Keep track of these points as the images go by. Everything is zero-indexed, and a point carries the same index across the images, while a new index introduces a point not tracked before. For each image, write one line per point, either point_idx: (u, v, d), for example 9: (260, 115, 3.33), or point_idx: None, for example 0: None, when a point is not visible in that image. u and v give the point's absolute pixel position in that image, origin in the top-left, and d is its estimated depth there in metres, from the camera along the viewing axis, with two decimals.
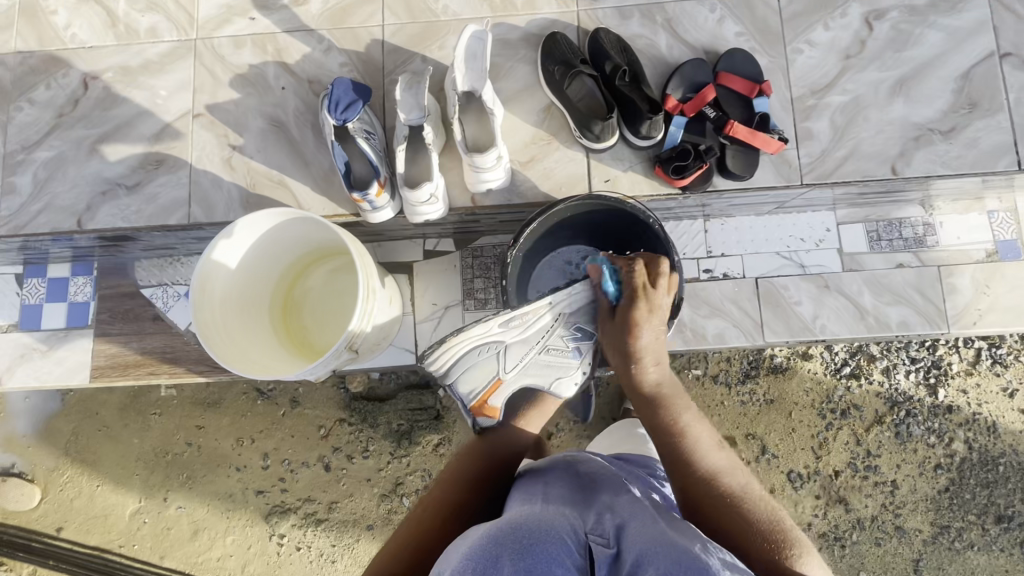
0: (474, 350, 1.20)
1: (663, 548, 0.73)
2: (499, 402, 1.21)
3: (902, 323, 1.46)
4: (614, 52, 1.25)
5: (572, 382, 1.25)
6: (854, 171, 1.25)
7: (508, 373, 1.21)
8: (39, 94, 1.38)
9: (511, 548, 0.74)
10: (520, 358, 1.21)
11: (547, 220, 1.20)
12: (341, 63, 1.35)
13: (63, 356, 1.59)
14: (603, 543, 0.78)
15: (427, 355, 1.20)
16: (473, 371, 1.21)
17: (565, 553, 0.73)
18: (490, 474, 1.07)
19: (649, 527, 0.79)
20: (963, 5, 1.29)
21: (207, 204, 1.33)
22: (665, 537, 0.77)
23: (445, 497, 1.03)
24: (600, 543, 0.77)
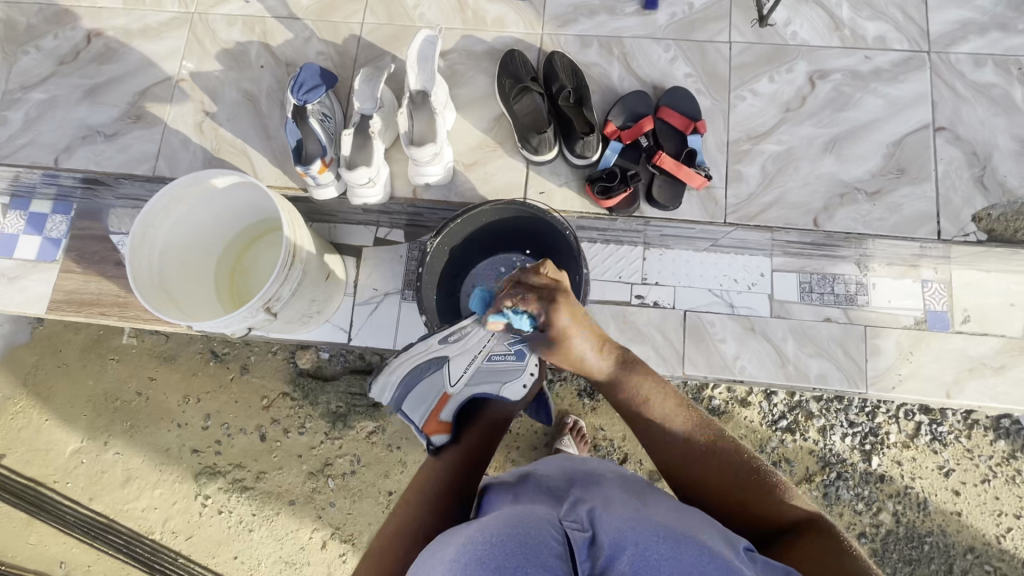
0: (417, 368, 1.24)
1: (642, 526, 0.72)
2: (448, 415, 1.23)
3: (821, 376, 1.47)
4: (564, 75, 1.34)
5: (521, 384, 1.28)
6: (778, 216, 1.29)
7: (454, 387, 1.25)
8: (47, 42, 1.51)
9: (499, 539, 0.68)
10: (464, 372, 1.25)
11: (476, 216, 1.26)
12: (319, 52, 1.46)
13: (27, 285, 1.69)
14: (580, 528, 0.74)
15: (376, 379, 1.28)
16: (424, 387, 1.25)
17: (551, 540, 0.68)
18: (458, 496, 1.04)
19: (625, 509, 0.78)
20: (905, 77, 1.35)
21: (173, 161, 1.43)
22: (645, 517, 0.75)
23: (411, 519, 1.02)
24: (577, 527, 0.74)
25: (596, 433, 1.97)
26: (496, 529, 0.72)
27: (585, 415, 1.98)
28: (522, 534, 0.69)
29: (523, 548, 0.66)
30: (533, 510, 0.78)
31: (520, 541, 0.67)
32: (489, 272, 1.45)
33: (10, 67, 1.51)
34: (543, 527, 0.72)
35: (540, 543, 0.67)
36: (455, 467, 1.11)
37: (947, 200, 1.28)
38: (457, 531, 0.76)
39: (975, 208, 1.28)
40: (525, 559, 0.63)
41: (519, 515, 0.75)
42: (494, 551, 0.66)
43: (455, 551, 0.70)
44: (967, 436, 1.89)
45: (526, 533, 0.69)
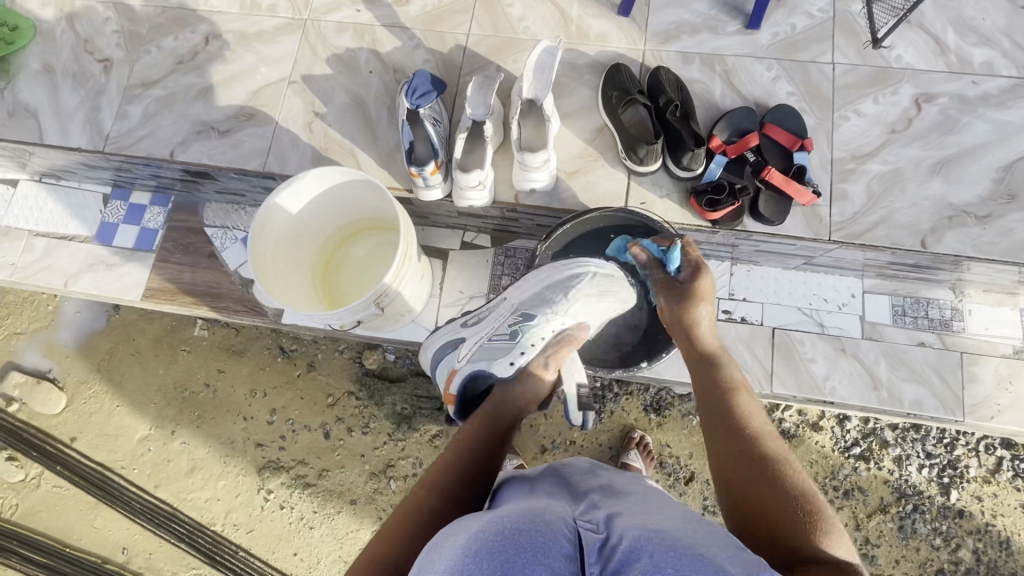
0: (444, 346, 1.31)
1: (663, 539, 0.67)
2: (451, 390, 1.19)
3: (915, 402, 1.44)
4: (671, 89, 1.36)
5: (510, 363, 1.13)
6: (885, 236, 1.29)
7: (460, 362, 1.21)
8: (167, 43, 1.60)
9: (510, 533, 0.67)
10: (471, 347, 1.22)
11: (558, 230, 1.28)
12: (425, 60, 1.51)
13: (124, 273, 1.75)
14: (592, 530, 0.72)
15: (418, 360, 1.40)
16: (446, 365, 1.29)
17: (558, 540, 0.66)
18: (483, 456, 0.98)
19: (645, 518, 0.75)
20: (1013, 103, 1.34)
21: (282, 158, 1.48)
22: (663, 527, 0.72)
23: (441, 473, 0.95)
24: (592, 530, 0.72)
25: (661, 449, 1.95)
26: (511, 521, 0.70)
27: (651, 431, 1.96)
28: (534, 533, 0.66)
29: (533, 548, 0.64)
30: (550, 508, 0.77)
31: (528, 540, 0.65)
32: None
33: (131, 65, 1.59)
34: (554, 526, 0.70)
35: (551, 545, 0.65)
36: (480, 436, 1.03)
37: None
38: (471, 518, 0.74)
39: None
40: (532, 555, 0.62)
41: (534, 512, 0.74)
42: (503, 546, 0.64)
43: (465, 538, 0.69)
44: None
45: (538, 529, 0.68)
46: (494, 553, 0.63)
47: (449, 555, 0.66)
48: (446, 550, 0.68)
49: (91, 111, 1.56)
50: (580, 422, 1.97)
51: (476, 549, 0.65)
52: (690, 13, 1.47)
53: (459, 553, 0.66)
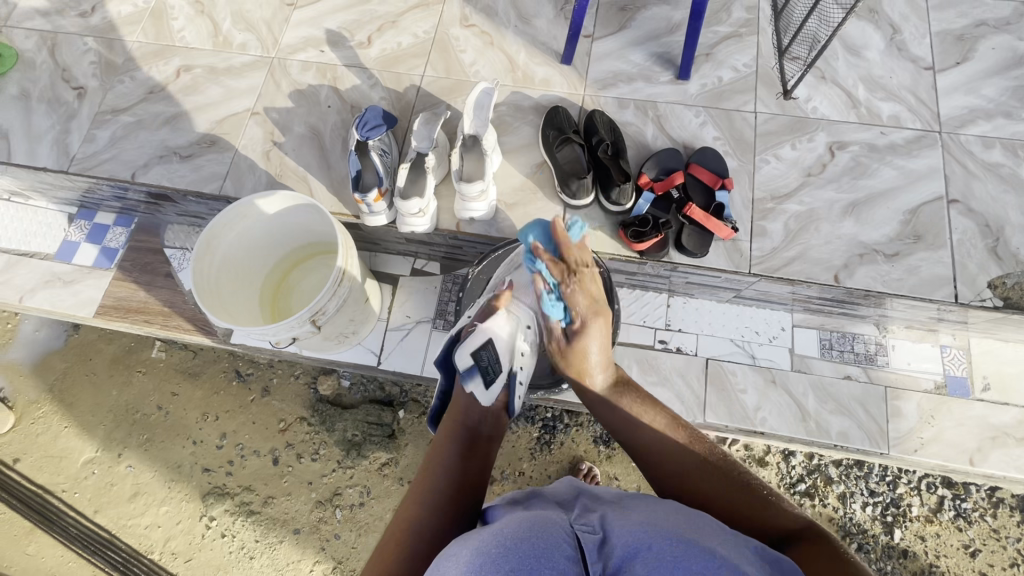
0: None
1: (654, 531, 0.73)
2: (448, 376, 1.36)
3: (842, 434, 1.48)
4: (604, 130, 1.46)
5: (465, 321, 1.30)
6: (801, 271, 1.36)
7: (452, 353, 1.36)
8: (140, 74, 1.70)
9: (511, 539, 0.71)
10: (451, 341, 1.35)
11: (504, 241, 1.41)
12: (381, 97, 1.62)
13: (79, 290, 1.78)
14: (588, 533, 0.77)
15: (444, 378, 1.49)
16: None
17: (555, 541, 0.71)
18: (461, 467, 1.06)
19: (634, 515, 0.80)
20: (919, 152, 1.45)
21: (239, 183, 1.55)
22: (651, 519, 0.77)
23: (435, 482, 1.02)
24: (589, 532, 0.77)
25: (609, 482, 1.95)
26: (512, 530, 0.74)
27: (600, 463, 1.96)
28: (536, 539, 0.71)
29: (538, 552, 0.68)
30: (548, 516, 0.81)
31: (532, 543, 0.70)
32: None
33: (104, 92, 1.69)
34: (553, 532, 0.74)
35: (553, 550, 0.69)
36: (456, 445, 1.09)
37: (963, 266, 1.35)
38: (472, 533, 0.77)
39: (990, 276, 1.34)
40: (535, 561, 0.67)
41: (533, 520, 0.77)
42: (508, 551, 0.69)
43: (471, 550, 0.72)
44: (993, 515, 1.84)
45: (538, 537, 0.72)
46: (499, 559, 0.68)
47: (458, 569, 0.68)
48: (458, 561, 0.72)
49: (61, 134, 1.64)
50: (529, 452, 1.98)
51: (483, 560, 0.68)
52: (626, 64, 1.60)
53: (469, 562, 0.68)
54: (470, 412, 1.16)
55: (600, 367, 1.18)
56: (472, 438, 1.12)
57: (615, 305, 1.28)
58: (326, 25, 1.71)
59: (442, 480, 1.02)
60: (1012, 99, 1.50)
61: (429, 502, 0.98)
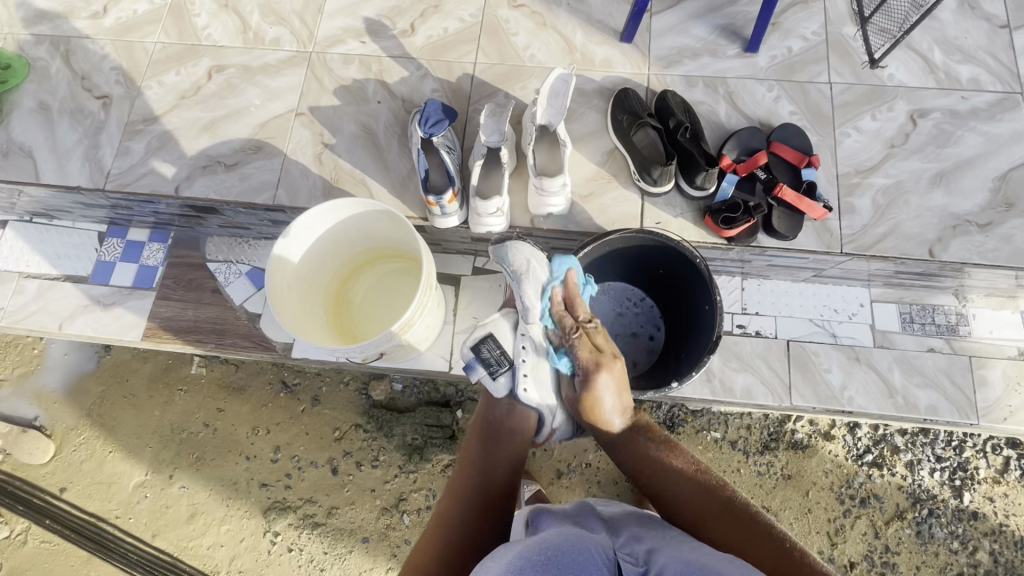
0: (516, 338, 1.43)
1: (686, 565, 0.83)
2: None
3: (931, 408, 1.47)
4: (679, 111, 1.40)
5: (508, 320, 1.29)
6: (895, 247, 1.32)
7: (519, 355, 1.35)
8: (168, 78, 1.58)
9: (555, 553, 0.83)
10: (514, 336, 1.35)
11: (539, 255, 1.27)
12: (433, 88, 1.52)
13: (122, 313, 1.69)
14: (632, 562, 0.87)
15: None
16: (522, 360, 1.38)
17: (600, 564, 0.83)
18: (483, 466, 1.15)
19: (675, 548, 0.90)
20: (1002, 116, 1.41)
21: (292, 190, 1.46)
22: (692, 556, 0.86)
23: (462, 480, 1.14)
24: (631, 561, 0.88)
25: None
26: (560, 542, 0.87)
27: None
28: (579, 552, 0.85)
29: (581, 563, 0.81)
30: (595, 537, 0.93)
31: (576, 554, 0.84)
32: (600, 302, 1.48)
33: (131, 100, 1.57)
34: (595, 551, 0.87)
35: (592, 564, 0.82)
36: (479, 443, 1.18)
37: None
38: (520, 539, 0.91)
39: None
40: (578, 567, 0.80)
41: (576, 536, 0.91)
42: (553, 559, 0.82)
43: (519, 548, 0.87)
44: None
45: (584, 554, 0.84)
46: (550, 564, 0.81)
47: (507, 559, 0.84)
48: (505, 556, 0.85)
49: (91, 149, 1.53)
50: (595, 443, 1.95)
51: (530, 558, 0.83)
52: (690, 39, 1.52)
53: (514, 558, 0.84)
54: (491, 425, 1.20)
55: (617, 412, 1.15)
56: (494, 435, 1.18)
57: (717, 293, 1.20)
58: (364, 13, 1.60)
59: (469, 477, 1.13)
60: None
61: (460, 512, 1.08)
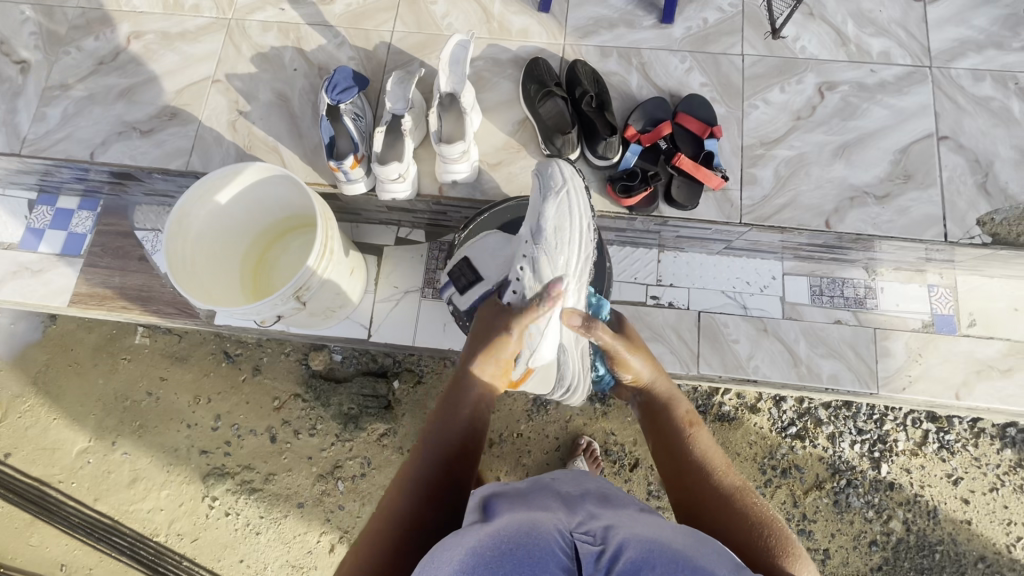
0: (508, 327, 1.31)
1: (663, 551, 0.63)
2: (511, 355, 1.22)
3: (833, 377, 1.51)
4: (587, 81, 1.40)
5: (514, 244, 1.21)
6: (792, 218, 1.35)
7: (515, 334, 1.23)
8: (87, 44, 1.58)
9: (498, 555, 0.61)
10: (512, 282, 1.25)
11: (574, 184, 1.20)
12: (350, 57, 1.52)
13: (50, 279, 1.71)
14: (590, 541, 0.66)
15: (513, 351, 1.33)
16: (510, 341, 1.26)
17: (552, 556, 0.61)
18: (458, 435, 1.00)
19: (641, 526, 0.72)
20: (909, 89, 1.42)
21: (206, 157, 1.47)
22: (662, 538, 0.68)
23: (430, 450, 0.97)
24: (590, 540, 0.67)
25: (607, 438, 1.97)
26: (503, 535, 0.66)
27: (597, 421, 1.98)
28: (532, 551, 0.61)
29: (530, 561, 0.59)
30: (541, 517, 0.72)
31: (529, 545, 0.63)
32: None
33: (50, 66, 1.56)
34: (549, 536, 0.65)
35: (547, 560, 0.60)
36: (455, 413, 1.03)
37: (952, 204, 1.34)
38: (458, 536, 0.67)
39: (979, 213, 1.34)
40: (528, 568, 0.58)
41: (525, 525, 0.68)
42: (498, 562, 0.60)
43: (455, 563, 0.62)
44: (975, 445, 1.91)
45: (532, 543, 0.63)
46: (490, 568, 0.59)
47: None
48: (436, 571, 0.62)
49: (8, 114, 1.53)
50: (526, 414, 1.99)
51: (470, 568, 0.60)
52: (607, 9, 1.51)
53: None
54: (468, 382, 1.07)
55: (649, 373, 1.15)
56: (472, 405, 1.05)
57: (605, 258, 1.29)
58: None
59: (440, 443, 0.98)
60: (1002, 29, 1.45)
61: (413, 489, 0.90)
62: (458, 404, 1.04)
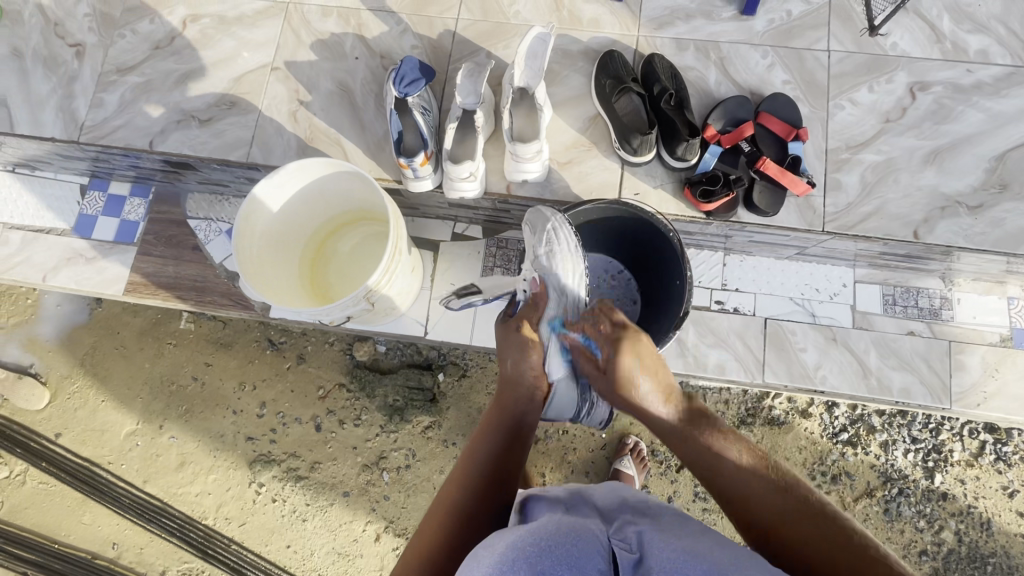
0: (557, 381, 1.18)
1: (692, 559, 0.67)
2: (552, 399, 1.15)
3: (903, 390, 1.46)
4: (665, 77, 1.34)
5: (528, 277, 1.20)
6: (878, 227, 1.29)
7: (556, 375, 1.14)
8: (142, 27, 1.53)
9: (541, 549, 0.69)
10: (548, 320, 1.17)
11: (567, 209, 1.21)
12: (413, 45, 1.47)
13: (105, 267, 1.70)
14: (627, 548, 0.74)
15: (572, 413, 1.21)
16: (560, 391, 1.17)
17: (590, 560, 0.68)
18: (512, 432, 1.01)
19: (673, 532, 0.76)
20: (1007, 92, 1.34)
21: (266, 148, 1.44)
22: (697, 542, 0.72)
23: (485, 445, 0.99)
24: (626, 548, 0.74)
25: (653, 438, 1.95)
26: (546, 533, 0.73)
27: (643, 420, 1.96)
28: (571, 545, 0.70)
29: (569, 559, 0.67)
30: (583, 522, 0.80)
31: (569, 546, 0.70)
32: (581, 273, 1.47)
33: (105, 50, 1.53)
34: (590, 542, 0.73)
35: (585, 562, 0.67)
36: (506, 411, 1.04)
37: None
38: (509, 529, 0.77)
39: None
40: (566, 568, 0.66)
41: (569, 526, 0.76)
42: (540, 555, 0.68)
43: (503, 544, 0.73)
44: None
45: (574, 544, 0.71)
46: (532, 560, 0.67)
47: (486, 563, 0.70)
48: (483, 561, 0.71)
49: (65, 99, 1.50)
50: None
51: (513, 559, 0.68)
52: None
53: (497, 558, 0.69)
54: (520, 386, 1.07)
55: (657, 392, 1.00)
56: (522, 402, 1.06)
57: (687, 268, 1.19)
58: None
59: (495, 443, 0.99)
60: None
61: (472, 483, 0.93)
62: (512, 399, 1.06)
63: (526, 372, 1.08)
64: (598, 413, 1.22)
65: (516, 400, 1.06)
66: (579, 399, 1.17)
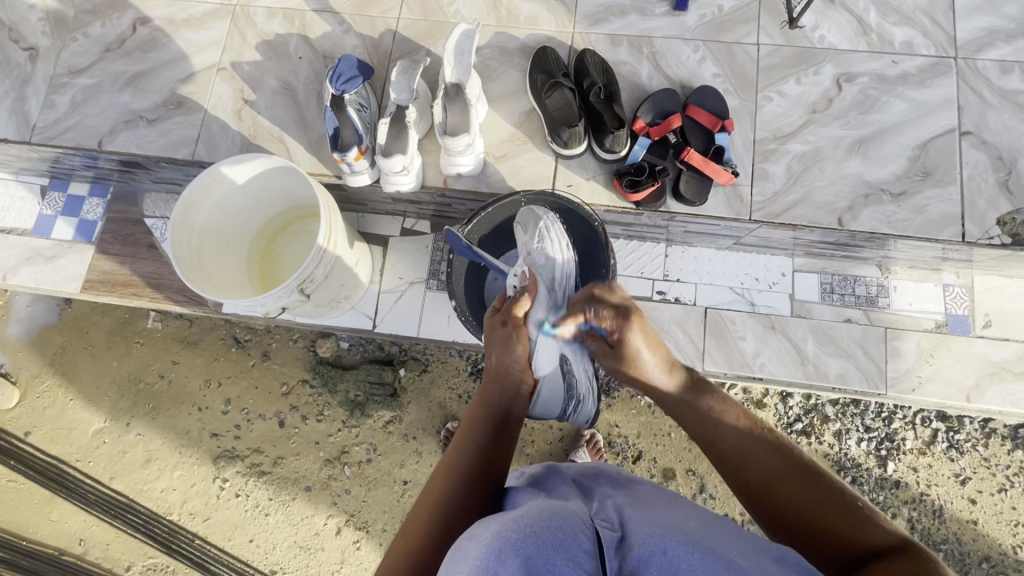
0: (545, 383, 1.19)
1: (674, 533, 0.66)
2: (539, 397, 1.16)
3: (840, 376, 1.49)
4: (596, 72, 1.38)
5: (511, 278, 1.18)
6: (804, 215, 1.31)
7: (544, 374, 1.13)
8: (93, 30, 1.57)
9: (525, 537, 0.64)
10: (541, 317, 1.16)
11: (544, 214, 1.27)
12: (355, 44, 1.50)
13: (63, 265, 1.74)
14: (608, 526, 0.70)
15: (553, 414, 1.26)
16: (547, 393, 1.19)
17: (575, 543, 0.64)
18: (499, 424, 1.00)
19: (655, 510, 0.74)
20: (931, 82, 1.36)
21: (211, 145, 1.47)
22: (678, 522, 0.69)
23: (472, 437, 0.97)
24: (608, 526, 0.70)
25: (610, 430, 1.97)
26: (529, 519, 0.68)
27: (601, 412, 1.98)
28: (555, 529, 0.66)
29: (554, 542, 0.63)
30: (564, 504, 0.75)
31: (552, 530, 0.65)
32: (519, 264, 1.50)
33: (58, 53, 1.57)
34: (573, 522, 0.68)
35: (569, 544, 0.63)
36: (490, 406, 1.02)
37: (971, 203, 1.30)
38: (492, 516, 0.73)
39: (1000, 212, 1.29)
40: (552, 553, 0.61)
41: (552, 509, 0.72)
42: (525, 542, 0.63)
43: (488, 535, 0.67)
44: (985, 445, 1.89)
45: (557, 527, 0.66)
46: (517, 549, 0.62)
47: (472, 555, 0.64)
48: (467, 555, 0.65)
49: (17, 101, 1.54)
50: None
51: (499, 548, 0.63)
52: None
53: (480, 555, 0.63)
54: (505, 380, 1.05)
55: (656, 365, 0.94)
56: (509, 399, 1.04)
57: (610, 256, 1.23)
58: None
59: (481, 433, 0.97)
60: None
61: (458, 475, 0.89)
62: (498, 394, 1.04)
63: (512, 366, 1.05)
64: (583, 411, 1.32)
65: (502, 394, 1.04)
66: (564, 395, 1.25)
